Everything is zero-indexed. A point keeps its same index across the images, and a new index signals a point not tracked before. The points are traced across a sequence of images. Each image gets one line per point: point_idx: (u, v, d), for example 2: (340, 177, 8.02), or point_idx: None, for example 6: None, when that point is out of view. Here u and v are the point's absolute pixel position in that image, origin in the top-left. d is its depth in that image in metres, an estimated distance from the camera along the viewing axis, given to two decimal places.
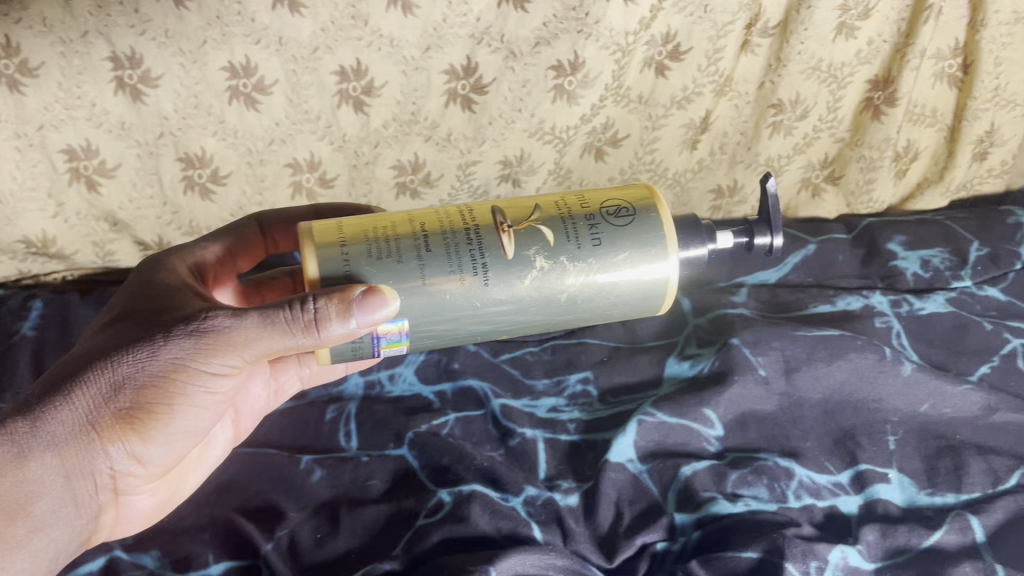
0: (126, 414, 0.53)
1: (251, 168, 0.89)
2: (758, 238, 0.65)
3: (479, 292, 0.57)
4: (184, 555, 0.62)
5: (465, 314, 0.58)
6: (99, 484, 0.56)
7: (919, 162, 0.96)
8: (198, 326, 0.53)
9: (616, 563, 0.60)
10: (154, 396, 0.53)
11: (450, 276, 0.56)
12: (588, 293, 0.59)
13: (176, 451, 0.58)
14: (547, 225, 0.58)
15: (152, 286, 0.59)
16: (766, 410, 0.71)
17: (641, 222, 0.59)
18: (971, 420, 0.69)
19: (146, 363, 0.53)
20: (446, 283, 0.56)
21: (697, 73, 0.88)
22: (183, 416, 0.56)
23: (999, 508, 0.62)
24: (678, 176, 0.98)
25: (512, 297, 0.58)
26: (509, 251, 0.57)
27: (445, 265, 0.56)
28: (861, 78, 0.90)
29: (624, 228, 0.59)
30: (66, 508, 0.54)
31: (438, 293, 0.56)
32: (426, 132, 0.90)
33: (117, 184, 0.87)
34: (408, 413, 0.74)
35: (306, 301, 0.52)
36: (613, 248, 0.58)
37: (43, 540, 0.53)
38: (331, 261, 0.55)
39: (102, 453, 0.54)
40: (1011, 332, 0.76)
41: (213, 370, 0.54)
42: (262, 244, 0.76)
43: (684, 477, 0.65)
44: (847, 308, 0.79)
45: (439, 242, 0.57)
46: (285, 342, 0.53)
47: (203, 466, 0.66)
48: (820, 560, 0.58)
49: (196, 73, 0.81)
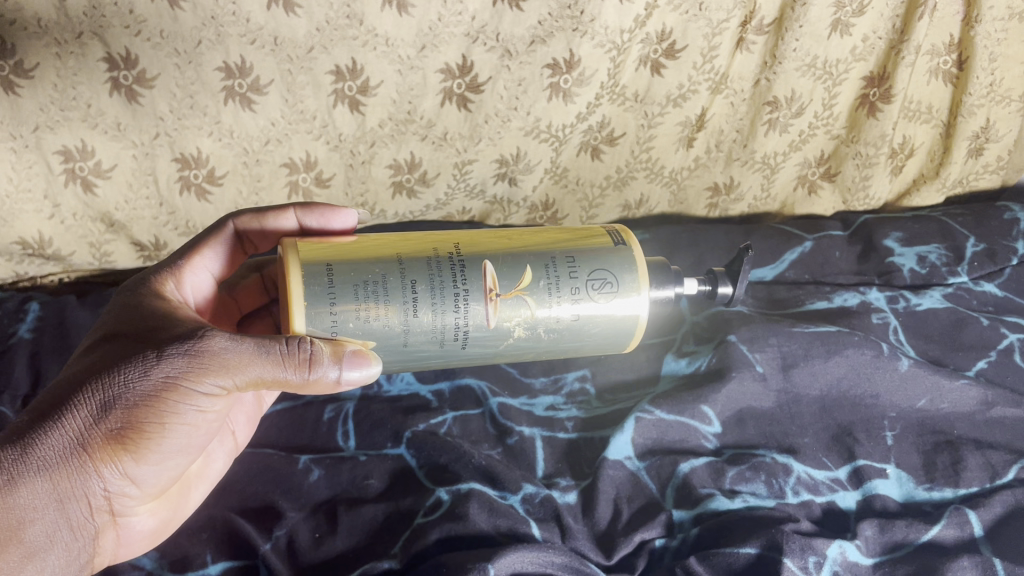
0: (118, 434, 0.53)
1: (248, 168, 0.89)
2: (721, 288, 0.69)
3: (452, 348, 0.62)
4: (181, 555, 0.61)
5: (435, 358, 0.63)
6: (94, 507, 0.55)
7: (915, 158, 0.96)
8: (190, 347, 0.54)
9: (615, 560, 0.60)
10: (146, 415, 0.53)
11: (432, 340, 0.61)
12: (552, 341, 0.64)
13: (170, 472, 0.58)
14: (533, 293, 0.61)
15: (138, 308, 0.59)
16: (763, 407, 0.71)
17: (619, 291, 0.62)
18: (969, 415, 0.70)
19: (138, 382, 0.53)
20: (426, 345, 0.61)
21: (693, 71, 0.88)
22: (175, 436, 0.55)
23: (998, 502, 0.62)
24: (674, 175, 0.98)
25: (484, 344, 0.63)
26: (491, 318, 0.61)
27: (431, 331, 0.60)
28: (855, 75, 0.90)
29: (599, 295, 0.62)
30: (61, 532, 0.54)
31: (416, 350, 0.61)
32: (422, 131, 0.90)
33: (113, 185, 0.87)
34: (406, 413, 0.74)
35: (303, 341, 0.55)
36: (587, 315, 0.62)
37: (36, 566, 0.52)
38: (319, 320, 0.57)
39: (95, 476, 0.53)
40: (1008, 327, 0.76)
41: (204, 390, 0.54)
42: (241, 249, 0.73)
43: (682, 474, 0.65)
44: (844, 304, 0.79)
45: (428, 309, 0.59)
46: (276, 375, 0.54)
47: (205, 481, 0.66)
48: (819, 555, 0.57)
49: (191, 73, 0.81)
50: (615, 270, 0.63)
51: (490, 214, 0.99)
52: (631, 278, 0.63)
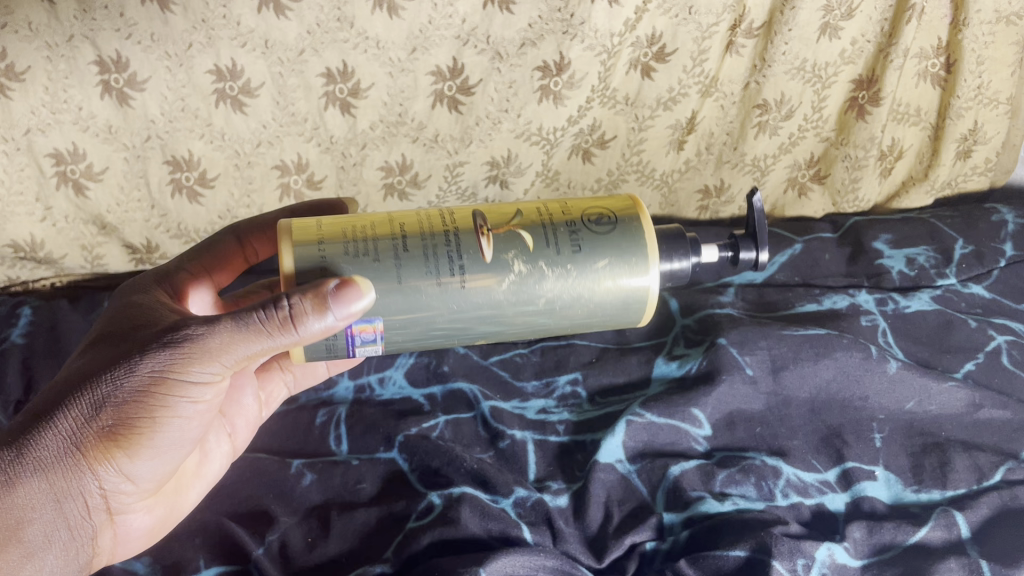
0: (110, 432, 0.53)
1: (239, 170, 0.89)
2: (743, 252, 0.63)
3: (457, 298, 0.56)
4: (174, 560, 0.62)
5: (445, 317, 0.57)
6: (90, 506, 0.55)
7: (903, 160, 0.97)
8: (174, 339, 0.53)
9: (606, 563, 0.60)
10: (135, 412, 0.53)
11: (429, 280, 0.56)
12: (566, 305, 0.58)
13: (165, 466, 0.57)
14: (530, 232, 0.58)
15: (129, 308, 0.59)
16: (753, 410, 0.71)
17: (623, 239, 0.58)
18: (956, 417, 0.70)
19: (124, 380, 0.52)
20: (425, 287, 0.56)
21: (683, 74, 0.89)
22: (168, 429, 0.55)
23: (984, 504, 0.63)
24: (665, 177, 0.98)
25: (491, 297, 0.57)
26: (487, 252, 0.56)
27: (425, 267, 0.56)
28: (845, 78, 0.90)
29: (602, 238, 0.58)
30: (60, 532, 0.54)
31: (416, 294, 0.56)
32: (413, 133, 0.90)
33: (105, 188, 0.87)
34: (398, 417, 0.74)
35: (280, 300, 0.51)
36: (590, 252, 0.58)
37: (36, 566, 0.53)
38: (309, 270, 0.54)
39: (91, 475, 0.54)
40: (996, 329, 0.77)
41: (193, 380, 0.53)
42: (241, 253, 0.74)
43: (672, 477, 0.66)
44: (833, 306, 0.80)
45: (420, 245, 0.56)
46: (263, 344, 0.52)
47: (202, 480, 0.66)
48: (807, 558, 0.58)
49: (182, 76, 0.81)
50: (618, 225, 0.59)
51: None
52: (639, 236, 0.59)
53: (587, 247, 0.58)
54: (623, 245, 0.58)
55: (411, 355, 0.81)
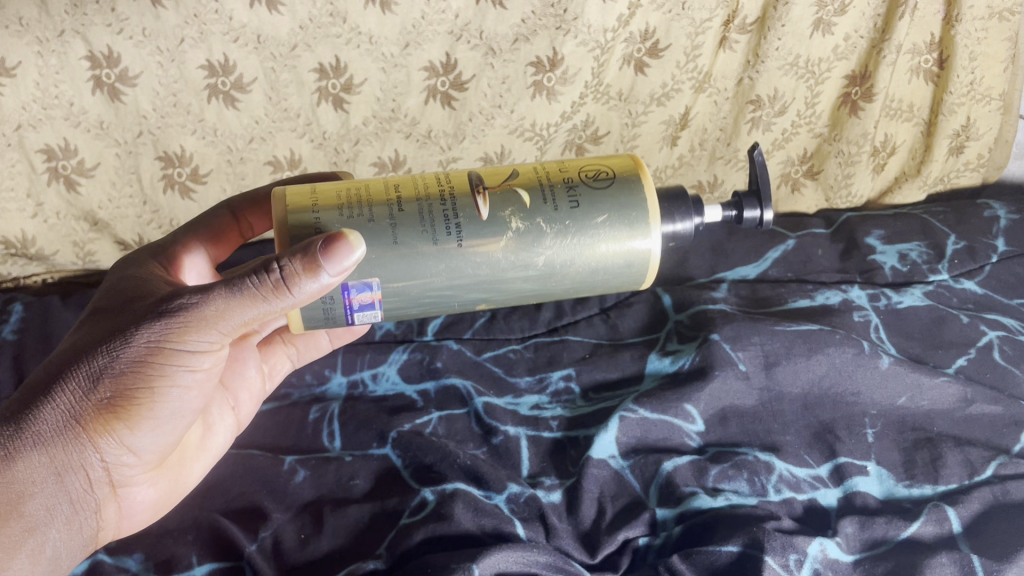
0: (108, 403, 0.53)
1: (232, 166, 0.89)
2: (747, 212, 0.63)
3: (457, 257, 0.56)
4: (167, 556, 0.62)
5: (446, 276, 0.57)
6: (91, 479, 0.56)
7: (897, 156, 0.97)
8: (168, 308, 0.52)
9: (599, 559, 0.61)
10: (133, 383, 0.53)
11: (428, 238, 0.55)
12: (566, 265, 0.58)
13: (166, 438, 0.57)
14: (528, 191, 0.57)
15: (129, 281, 0.59)
16: (746, 405, 0.71)
17: (623, 197, 0.58)
18: (948, 412, 0.70)
19: (120, 352, 0.52)
20: (423, 246, 0.55)
21: (676, 70, 0.89)
22: (168, 399, 0.55)
23: (976, 499, 0.63)
24: (658, 173, 0.98)
25: (490, 256, 0.56)
26: (485, 210, 0.56)
27: (423, 225, 0.55)
28: (838, 73, 0.90)
29: (600, 195, 0.57)
30: (62, 505, 0.54)
31: (414, 253, 0.55)
32: (406, 129, 0.90)
33: (97, 184, 0.87)
34: (391, 412, 0.74)
35: (272, 264, 0.50)
36: (589, 209, 0.57)
37: (38, 540, 0.53)
38: (304, 230, 0.54)
39: (91, 447, 0.54)
40: (988, 325, 0.77)
41: (191, 348, 0.53)
42: (237, 227, 0.73)
43: (665, 473, 0.66)
44: (826, 302, 0.80)
45: (418, 204, 0.56)
46: (258, 309, 0.51)
47: (204, 454, 0.66)
48: (800, 553, 0.58)
49: (175, 71, 0.81)
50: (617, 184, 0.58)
51: None
52: (639, 194, 0.58)
53: (585, 204, 0.57)
54: (623, 204, 0.57)
55: (403, 352, 0.81)
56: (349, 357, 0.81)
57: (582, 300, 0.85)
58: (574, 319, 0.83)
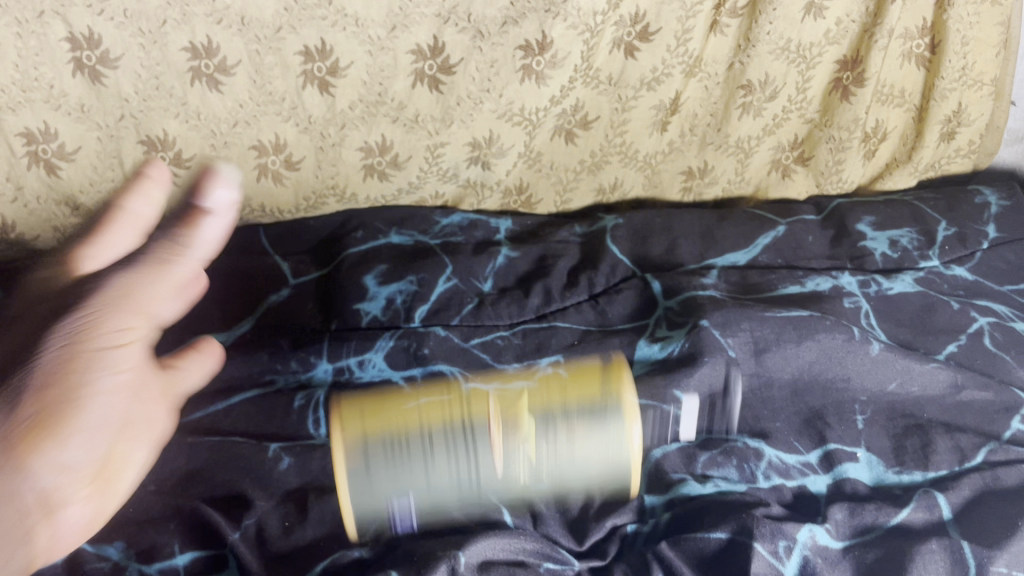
0: (41, 415, 0.43)
1: (215, 150, 0.88)
2: None
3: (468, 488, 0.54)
4: (148, 545, 0.62)
5: (450, 503, 0.55)
6: (33, 505, 0.43)
7: (887, 143, 0.97)
8: (98, 294, 0.46)
9: (585, 546, 0.60)
10: (58, 388, 0.44)
11: (446, 478, 0.53)
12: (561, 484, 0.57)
13: (100, 447, 0.47)
14: (526, 419, 0.52)
15: (25, 288, 0.50)
16: (736, 392, 0.70)
17: (603, 407, 0.52)
18: (938, 398, 0.70)
19: (46, 351, 0.44)
20: (441, 481, 0.53)
21: (667, 54, 0.88)
22: (91, 407, 0.46)
23: (966, 485, 0.62)
24: (648, 158, 0.97)
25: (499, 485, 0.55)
26: (492, 450, 0.53)
27: (444, 465, 0.53)
28: (829, 58, 0.89)
29: (582, 414, 0.52)
30: (19, 522, 0.43)
31: (432, 488, 0.54)
32: (393, 113, 0.88)
33: (78, 168, 0.85)
34: (377, 399, 0.74)
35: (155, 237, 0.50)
36: (575, 447, 0.52)
37: (54, 528, 0.46)
38: None
39: (35, 470, 0.43)
40: (978, 311, 0.77)
41: (116, 336, 0.46)
42: None
43: (653, 462, 0.66)
44: (816, 288, 0.79)
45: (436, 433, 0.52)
46: (172, 274, 0.49)
47: (131, 466, 0.51)
48: (789, 539, 0.57)
49: (157, 54, 0.79)
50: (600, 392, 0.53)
51: (463, 199, 0.98)
52: (607, 376, 0.53)
53: (573, 422, 0.52)
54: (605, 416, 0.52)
55: (390, 338, 0.79)
56: (335, 343, 0.79)
57: (571, 286, 0.84)
58: (563, 305, 0.82)
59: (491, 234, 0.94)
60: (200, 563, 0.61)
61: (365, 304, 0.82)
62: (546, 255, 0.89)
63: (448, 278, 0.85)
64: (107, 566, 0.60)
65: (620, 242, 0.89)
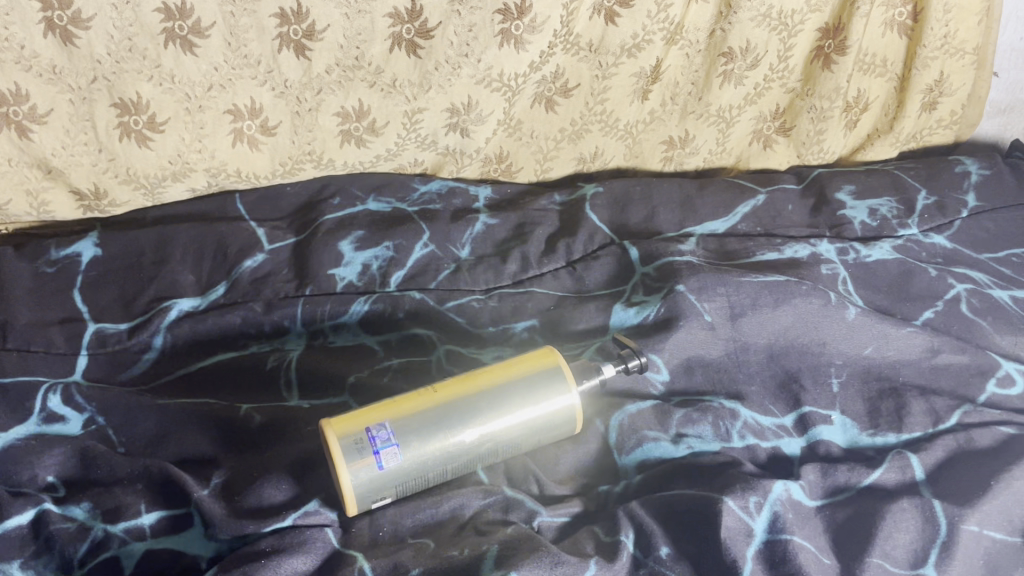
0: None
1: (190, 115, 0.85)
2: None
3: (443, 455, 0.59)
4: (114, 505, 0.61)
5: (430, 473, 0.59)
6: None
7: (869, 112, 0.96)
8: None
9: (547, 492, 0.62)
10: None
11: (426, 450, 0.58)
12: (519, 441, 0.61)
13: None
14: (482, 397, 0.61)
15: None
16: (712, 356, 0.70)
17: (542, 377, 0.62)
18: (914, 362, 0.70)
19: None
20: (422, 453, 0.58)
21: (647, 20, 0.87)
22: None
23: (940, 446, 0.63)
24: (629, 128, 0.97)
25: (466, 449, 0.60)
26: (461, 428, 0.59)
27: (420, 442, 0.58)
28: (811, 26, 0.89)
29: (524, 385, 0.61)
30: None
31: (414, 459, 0.58)
32: (370, 78, 0.87)
33: (50, 131, 0.82)
34: (352, 362, 0.74)
35: None
36: (523, 416, 0.61)
37: None
38: None
39: None
40: (956, 278, 0.76)
41: None
42: None
43: (626, 417, 0.65)
44: (794, 255, 0.78)
45: (414, 420, 0.59)
46: None
47: None
48: (760, 495, 0.56)
49: (129, 14, 0.77)
50: (536, 370, 0.62)
51: (443, 166, 0.96)
52: (541, 364, 0.63)
53: (524, 397, 0.61)
54: (544, 381, 0.62)
55: (364, 303, 0.78)
56: (308, 308, 0.78)
57: (549, 253, 0.83)
58: (540, 271, 0.82)
59: (470, 202, 0.93)
60: (169, 520, 0.60)
61: (341, 269, 0.81)
62: (525, 222, 0.87)
63: (425, 243, 0.84)
64: (73, 527, 0.60)
65: (600, 211, 0.88)
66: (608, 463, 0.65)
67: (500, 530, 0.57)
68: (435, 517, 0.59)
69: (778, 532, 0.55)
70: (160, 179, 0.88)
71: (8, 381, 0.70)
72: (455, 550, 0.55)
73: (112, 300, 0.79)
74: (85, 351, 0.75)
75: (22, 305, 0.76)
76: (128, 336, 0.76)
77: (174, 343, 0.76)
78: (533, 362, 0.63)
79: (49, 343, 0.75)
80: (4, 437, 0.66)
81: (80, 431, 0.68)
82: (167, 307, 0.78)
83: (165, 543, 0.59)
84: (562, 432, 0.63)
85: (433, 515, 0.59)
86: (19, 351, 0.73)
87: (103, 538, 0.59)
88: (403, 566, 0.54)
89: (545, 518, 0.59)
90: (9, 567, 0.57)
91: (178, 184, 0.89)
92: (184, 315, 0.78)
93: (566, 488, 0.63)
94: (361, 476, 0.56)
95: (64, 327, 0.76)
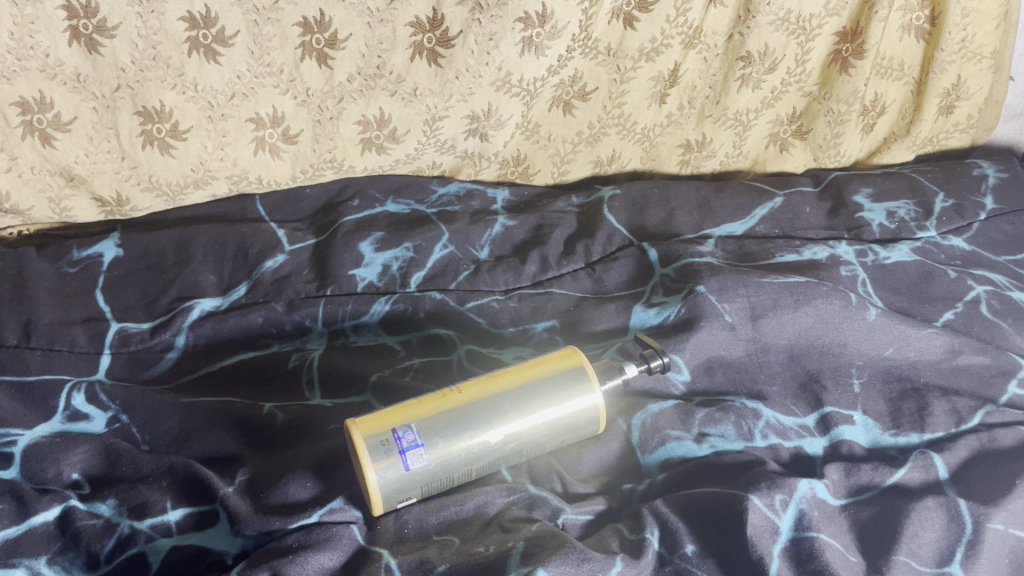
0: None
1: (213, 123, 0.85)
2: None
3: (468, 455, 0.59)
4: (140, 501, 0.61)
5: (455, 472, 0.60)
6: None
7: (886, 116, 0.97)
8: None
9: (571, 490, 0.62)
10: None
11: (452, 451, 0.59)
12: (542, 441, 0.62)
13: None
14: (506, 398, 0.61)
15: None
16: (733, 356, 0.70)
17: (566, 377, 0.62)
18: (935, 363, 0.71)
19: None
20: (448, 454, 0.59)
21: (666, 24, 0.88)
22: None
23: (962, 446, 0.63)
24: (646, 131, 0.97)
25: (491, 449, 0.60)
26: (486, 428, 0.60)
27: (446, 442, 0.59)
28: (829, 31, 0.90)
29: (548, 384, 0.62)
30: None
31: (440, 459, 0.58)
32: (391, 87, 0.87)
33: (73, 139, 0.82)
34: (374, 363, 0.75)
35: None
36: (549, 414, 0.61)
37: None
38: None
39: None
40: (975, 280, 0.77)
41: None
42: None
43: (648, 417, 0.66)
44: (813, 257, 0.79)
45: (439, 420, 0.59)
46: None
47: None
48: (785, 493, 0.57)
49: (154, 23, 0.78)
50: (559, 369, 0.63)
51: (461, 169, 0.97)
52: (565, 362, 0.63)
53: (550, 396, 0.61)
54: (567, 381, 0.62)
55: (386, 303, 0.79)
56: (330, 308, 0.79)
57: (568, 254, 0.84)
58: (560, 272, 0.82)
59: (487, 204, 0.93)
60: (194, 517, 0.60)
61: (362, 270, 0.81)
62: (542, 225, 0.88)
63: (444, 244, 0.84)
64: (98, 523, 0.60)
65: (618, 213, 0.88)
66: (630, 462, 0.65)
67: (526, 527, 0.57)
68: (459, 515, 0.59)
69: (804, 530, 0.55)
70: (181, 187, 0.88)
71: (33, 379, 0.70)
72: (481, 546, 0.56)
73: (134, 300, 0.79)
74: (108, 351, 0.76)
75: (46, 307, 0.76)
76: (151, 335, 0.77)
77: (196, 343, 0.77)
78: (556, 360, 0.63)
79: (72, 343, 0.75)
80: (29, 434, 0.66)
81: (105, 429, 0.69)
82: (189, 306, 0.78)
83: (192, 539, 0.59)
84: (586, 432, 0.64)
85: (458, 512, 0.60)
86: (43, 351, 0.73)
87: (130, 534, 0.59)
88: (430, 562, 0.54)
89: (569, 516, 0.59)
90: (37, 563, 0.57)
91: (199, 191, 0.89)
92: (206, 314, 0.78)
93: (589, 486, 0.63)
94: (386, 476, 0.57)
95: (87, 327, 0.76)
